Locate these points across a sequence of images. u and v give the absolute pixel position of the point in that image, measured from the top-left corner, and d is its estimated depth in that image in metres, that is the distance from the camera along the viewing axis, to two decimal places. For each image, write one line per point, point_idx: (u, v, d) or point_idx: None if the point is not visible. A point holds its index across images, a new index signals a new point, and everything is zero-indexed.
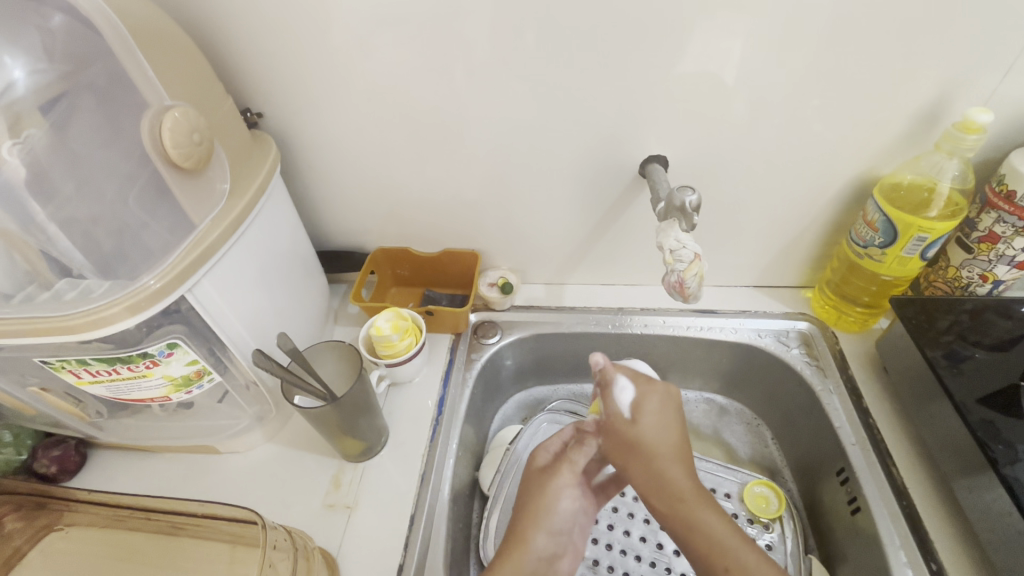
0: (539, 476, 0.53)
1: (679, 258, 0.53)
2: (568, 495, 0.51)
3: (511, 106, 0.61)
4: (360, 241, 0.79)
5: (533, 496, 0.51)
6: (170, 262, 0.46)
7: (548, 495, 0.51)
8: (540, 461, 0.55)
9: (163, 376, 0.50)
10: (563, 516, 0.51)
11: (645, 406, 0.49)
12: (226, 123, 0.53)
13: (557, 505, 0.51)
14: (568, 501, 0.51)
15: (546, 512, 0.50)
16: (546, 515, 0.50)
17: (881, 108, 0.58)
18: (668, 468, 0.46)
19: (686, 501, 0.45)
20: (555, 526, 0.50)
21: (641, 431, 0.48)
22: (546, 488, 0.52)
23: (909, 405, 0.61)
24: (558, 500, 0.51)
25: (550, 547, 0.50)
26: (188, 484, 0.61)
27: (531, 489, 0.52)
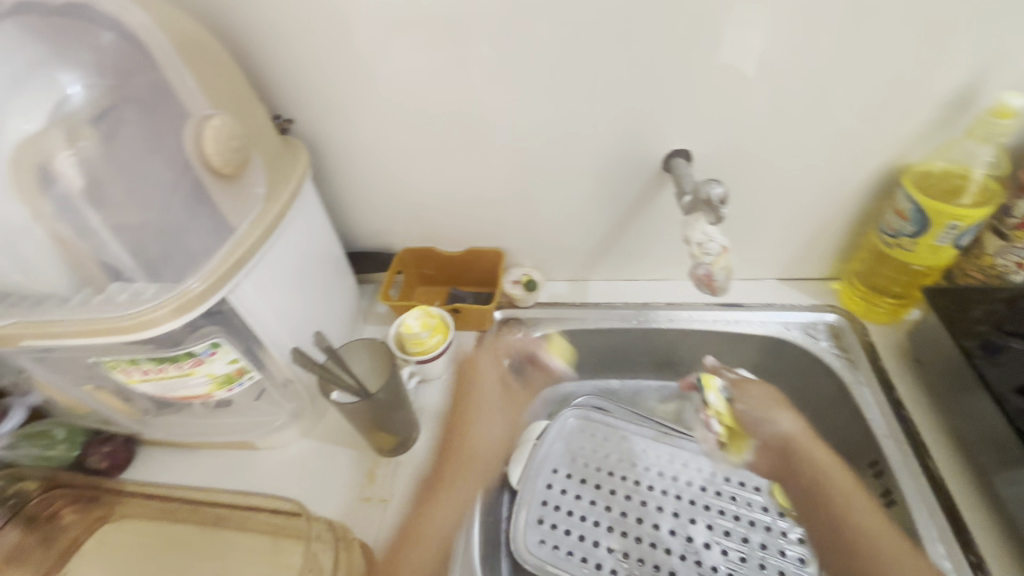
0: (477, 362, 0.70)
1: (706, 251, 0.53)
2: (500, 413, 0.67)
3: (533, 104, 0.62)
4: (386, 242, 0.81)
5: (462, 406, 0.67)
6: (213, 264, 0.48)
7: (489, 409, 0.67)
8: (468, 423, 0.65)
9: (207, 374, 0.52)
10: (489, 437, 0.65)
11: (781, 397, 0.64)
12: (258, 130, 0.54)
13: (483, 383, 0.69)
14: (493, 426, 0.66)
15: (478, 412, 0.66)
16: (477, 425, 0.65)
17: (910, 94, 0.57)
18: (786, 422, 0.62)
19: (811, 448, 0.59)
20: (488, 441, 0.65)
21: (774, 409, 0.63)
22: (474, 385, 0.68)
23: (945, 395, 0.60)
24: (481, 391, 0.68)
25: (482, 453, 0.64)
26: (229, 478, 0.64)
27: (464, 392, 0.68)
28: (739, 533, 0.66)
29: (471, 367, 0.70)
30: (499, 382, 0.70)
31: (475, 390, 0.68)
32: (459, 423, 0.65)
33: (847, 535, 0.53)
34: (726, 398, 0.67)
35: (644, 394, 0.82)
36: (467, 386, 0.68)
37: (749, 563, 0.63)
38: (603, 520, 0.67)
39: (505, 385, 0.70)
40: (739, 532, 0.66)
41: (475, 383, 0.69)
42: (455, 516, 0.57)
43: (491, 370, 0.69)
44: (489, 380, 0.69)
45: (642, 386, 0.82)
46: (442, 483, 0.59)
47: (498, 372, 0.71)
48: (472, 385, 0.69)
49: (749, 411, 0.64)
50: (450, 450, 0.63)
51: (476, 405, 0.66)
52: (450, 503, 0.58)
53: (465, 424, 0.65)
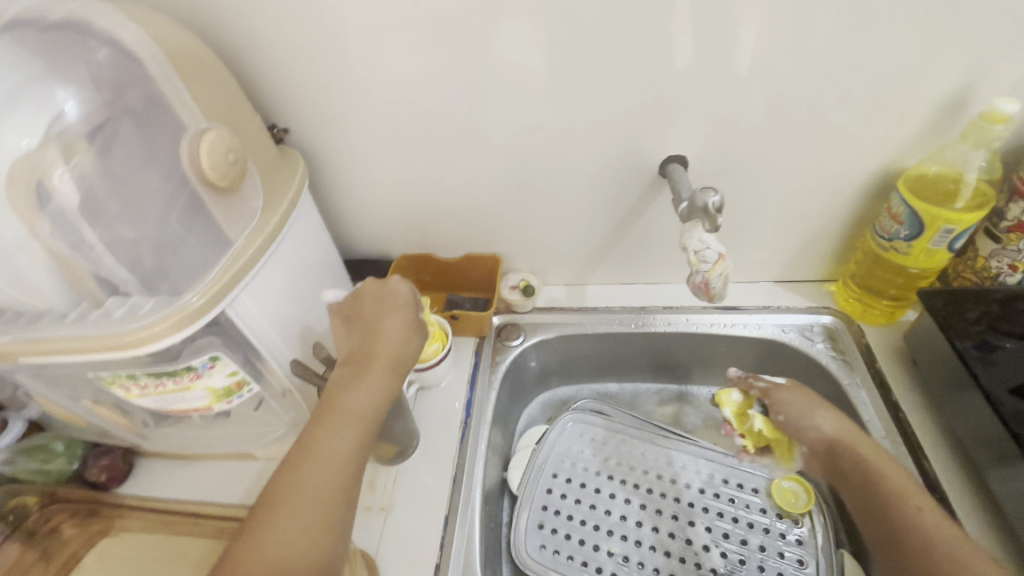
0: (377, 295, 0.60)
1: (704, 259, 0.53)
2: (393, 329, 0.57)
3: (529, 111, 0.62)
4: (383, 248, 0.81)
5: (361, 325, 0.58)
6: (212, 277, 0.48)
7: (388, 315, 0.58)
8: (379, 324, 0.58)
9: (206, 388, 0.52)
10: (386, 339, 0.57)
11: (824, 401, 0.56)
12: (255, 141, 0.54)
13: (385, 320, 0.58)
14: (394, 329, 0.57)
15: (374, 323, 0.58)
16: (381, 326, 0.57)
17: (904, 98, 0.57)
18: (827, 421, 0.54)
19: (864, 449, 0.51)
20: (391, 346, 0.56)
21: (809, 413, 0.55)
22: (379, 313, 0.59)
23: (940, 395, 0.60)
24: (379, 328, 0.57)
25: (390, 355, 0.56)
26: (229, 489, 0.64)
27: (361, 327, 0.58)
28: (737, 535, 0.66)
29: (381, 286, 0.61)
30: (404, 335, 0.57)
31: (385, 316, 0.58)
32: (368, 315, 0.59)
33: (908, 535, 0.46)
34: (762, 414, 0.60)
35: (643, 397, 0.82)
36: (372, 307, 0.59)
37: (748, 565, 0.63)
38: (603, 524, 0.68)
39: (407, 338, 0.57)
40: (738, 534, 0.66)
41: (383, 316, 0.58)
42: (342, 434, 0.50)
43: (405, 291, 0.61)
44: (393, 310, 0.59)
45: (641, 389, 0.83)
46: (352, 377, 0.54)
47: (405, 326, 0.59)
48: (384, 308, 0.59)
49: (789, 421, 0.56)
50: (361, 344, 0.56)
51: (377, 320, 0.58)
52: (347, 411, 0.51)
53: (374, 328, 0.57)
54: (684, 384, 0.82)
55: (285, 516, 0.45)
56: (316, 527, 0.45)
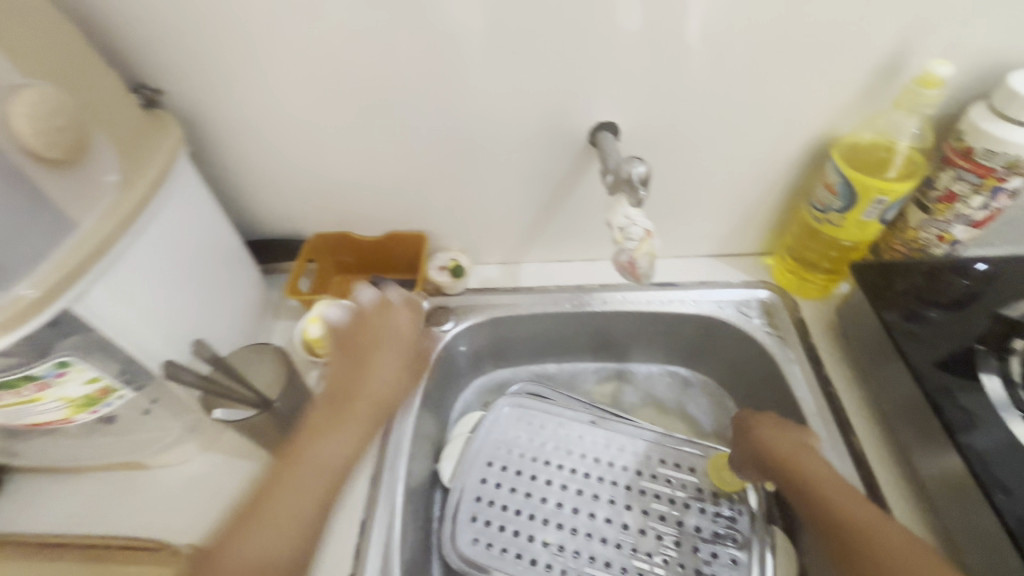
0: (379, 323, 0.62)
1: (630, 236, 0.49)
2: (392, 364, 0.61)
3: (443, 73, 0.56)
4: (296, 227, 0.73)
5: (360, 345, 0.60)
6: (49, 269, 0.40)
7: (387, 327, 0.63)
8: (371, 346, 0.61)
9: (58, 398, 0.44)
10: (385, 363, 0.61)
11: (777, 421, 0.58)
12: (107, 105, 0.45)
13: (380, 355, 0.61)
14: (390, 352, 0.62)
15: (373, 344, 0.61)
16: (378, 362, 0.61)
17: (840, 62, 0.54)
18: (779, 440, 0.56)
19: (810, 462, 0.52)
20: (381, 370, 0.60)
21: (757, 435, 0.57)
22: (377, 342, 0.62)
23: (869, 369, 0.60)
24: (379, 357, 0.61)
25: (388, 393, 0.60)
26: (115, 504, 0.56)
27: (354, 351, 0.61)
28: (674, 517, 0.64)
29: (381, 309, 0.64)
30: (399, 373, 0.62)
31: (383, 335, 0.62)
32: (366, 333, 0.61)
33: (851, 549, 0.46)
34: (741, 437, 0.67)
35: (581, 377, 0.79)
36: (368, 343, 0.61)
37: (683, 547, 0.62)
38: (538, 513, 0.65)
39: (400, 378, 0.62)
40: (674, 515, 0.65)
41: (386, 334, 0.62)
42: (343, 445, 0.55)
43: (406, 329, 0.64)
44: (394, 324, 0.64)
45: (580, 369, 0.80)
46: (357, 391, 0.58)
47: (399, 363, 0.62)
48: (389, 316, 0.64)
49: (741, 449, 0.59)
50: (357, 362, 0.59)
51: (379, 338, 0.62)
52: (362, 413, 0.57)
53: (368, 356, 0.60)
54: (623, 362, 0.79)
55: (278, 504, 0.50)
56: (295, 533, 0.50)
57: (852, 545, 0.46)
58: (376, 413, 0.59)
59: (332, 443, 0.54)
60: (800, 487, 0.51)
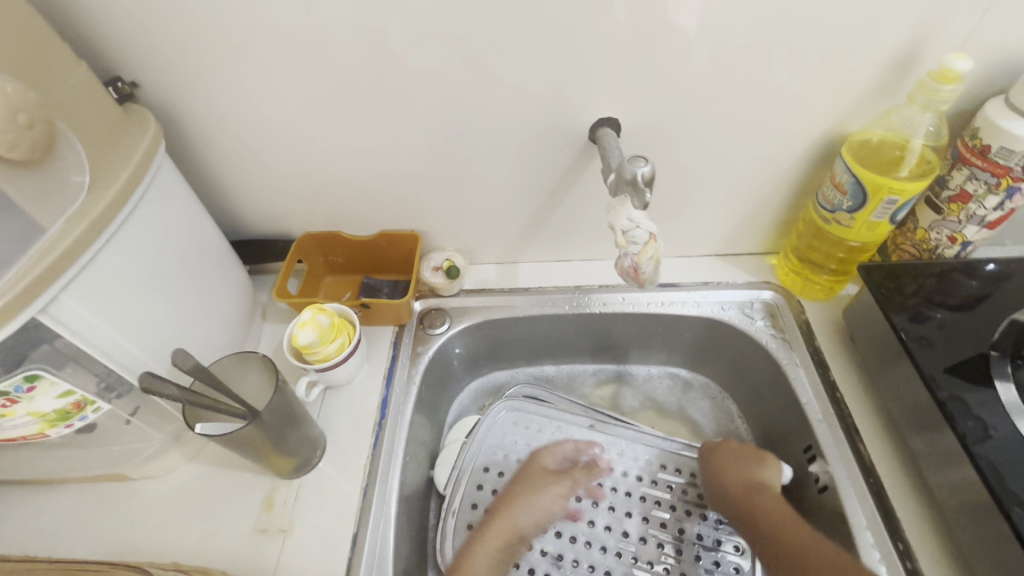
0: (548, 489, 0.62)
1: (633, 240, 0.46)
2: (548, 502, 0.62)
3: (435, 67, 0.53)
4: (284, 226, 0.70)
5: (523, 488, 0.62)
6: (11, 276, 0.37)
7: (543, 490, 0.62)
8: (519, 519, 0.60)
9: (29, 413, 0.42)
10: (543, 512, 0.62)
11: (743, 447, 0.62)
12: (78, 100, 0.42)
13: (534, 505, 0.61)
14: (554, 501, 0.62)
15: (530, 501, 0.61)
16: (532, 504, 0.61)
17: (851, 55, 0.52)
18: (748, 472, 0.59)
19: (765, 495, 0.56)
20: (540, 517, 0.61)
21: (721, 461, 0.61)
22: (534, 494, 0.62)
23: (877, 373, 0.58)
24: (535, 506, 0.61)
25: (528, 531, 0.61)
26: (97, 516, 0.54)
27: (521, 491, 0.62)
28: (675, 524, 0.63)
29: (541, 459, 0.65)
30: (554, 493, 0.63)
31: (543, 492, 0.62)
32: (526, 502, 0.61)
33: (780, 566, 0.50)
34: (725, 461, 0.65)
35: (580, 379, 0.78)
36: (521, 488, 0.62)
37: (684, 555, 0.61)
38: None
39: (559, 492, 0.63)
40: (675, 522, 0.63)
41: (551, 481, 0.63)
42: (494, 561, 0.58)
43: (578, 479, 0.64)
44: (561, 485, 0.63)
45: (578, 371, 0.78)
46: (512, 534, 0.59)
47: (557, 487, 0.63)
48: (549, 479, 0.63)
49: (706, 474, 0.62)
50: (510, 524, 0.60)
51: (538, 495, 0.62)
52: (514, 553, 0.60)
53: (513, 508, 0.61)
54: (623, 364, 0.77)
55: None
56: None
57: (790, 556, 0.49)
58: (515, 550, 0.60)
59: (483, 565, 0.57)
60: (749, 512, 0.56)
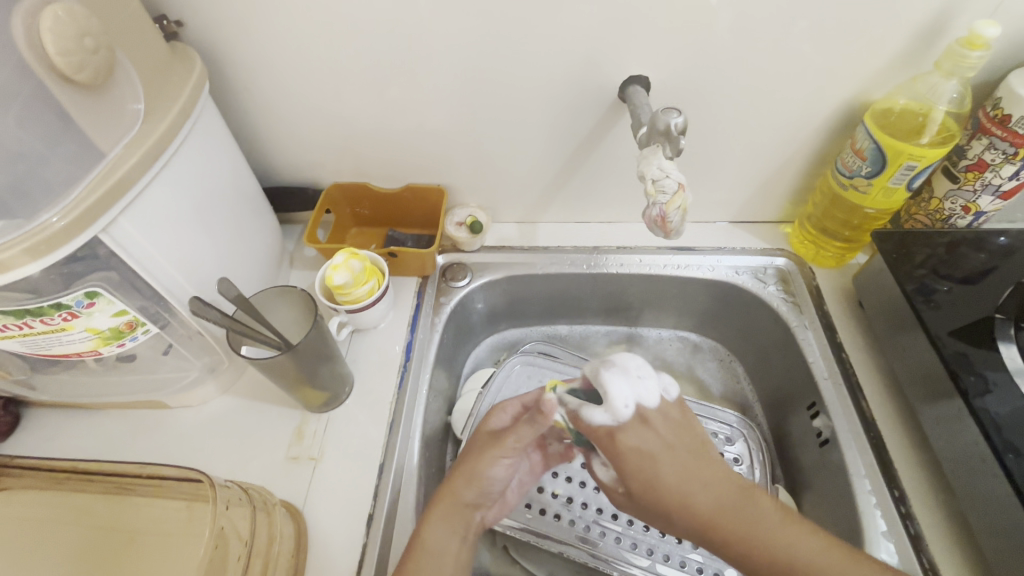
0: (489, 455, 0.50)
1: (662, 189, 0.49)
2: (502, 464, 0.51)
3: (471, 18, 0.54)
4: (313, 177, 0.72)
5: (466, 460, 0.51)
6: (77, 196, 0.40)
7: (481, 462, 0.50)
8: (466, 494, 0.50)
9: (86, 329, 0.44)
10: (494, 481, 0.51)
11: (647, 423, 0.43)
12: (131, 31, 0.44)
13: (489, 468, 0.50)
14: (500, 468, 0.51)
15: (477, 476, 0.50)
16: (482, 468, 0.50)
17: (882, 22, 0.53)
18: (684, 476, 0.42)
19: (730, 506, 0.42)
20: (488, 489, 0.51)
21: (625, 451, 0.42)
22: (484, 454, 0.51)
23: (883, 337, 0.61)
24: (491, 466, 0.50)
25: (479, 499, 0.51)
26: (137, 441, 0.57)
27: (473, 451, 0.52)
28: None
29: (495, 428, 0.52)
30: (518, 448, 0.51)
31: (487, 460, 0.50)
32: (470, 477, 0.50)
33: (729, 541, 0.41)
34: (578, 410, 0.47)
35: (592, 339, 0.80)
36: (472, 457, 0.51)
37: None
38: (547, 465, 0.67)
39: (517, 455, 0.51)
40: None
41: (495, 448, 0.51)
42: (456, 530, 0.49)
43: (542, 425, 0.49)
44: (504, 452, 0.50)
45: (590, 331, 0.81)
46: (463, 509, 0.50)
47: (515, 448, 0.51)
48: (491, 450, 0.50)
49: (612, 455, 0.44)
50: (457, 501, 0.50)
51: (478, 467, 0.50)
52: (476, 519, 0.52)
53: (466, 471, 0.50)
54: (634, 326, 0.80)
55: None
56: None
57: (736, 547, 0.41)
58: (472, 520, 0.51)
59: (447, 540, 0.48)
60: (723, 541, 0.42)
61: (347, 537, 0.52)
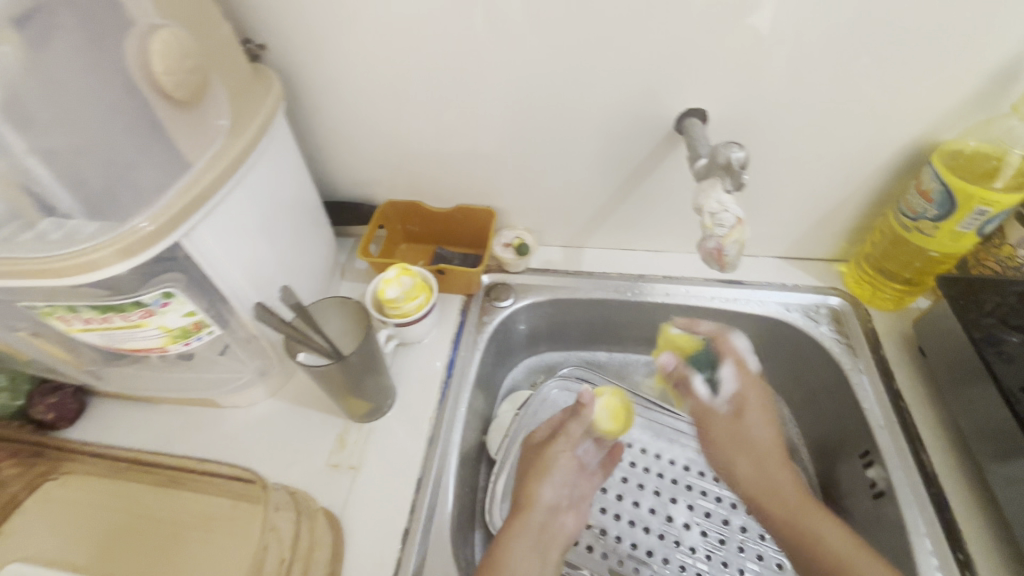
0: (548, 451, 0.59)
1: (719, 222, 0.49)
2: (564, 457, 0.59)
3: (533, 47, 0.55)
4: (369, 193, 0.75)
5: (533, 466, 0.59)
6: (163, 204, 0.42)
7: (543, 460, 0.59)
8: (540, 495, 0.57)
9: (159, 326, 0.47)
10: (562, 474, 0.59)
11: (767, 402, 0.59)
12: (224, 54, 0.47)
13: (554, 465, 0.59)
14: (564, 461, 0.59)
15: (546, 471, 0.58)
16: (545, 470, 0.58)
17: (954, 64, 0.51)
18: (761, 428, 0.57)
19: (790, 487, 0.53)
20: (557, 486, 0.58)
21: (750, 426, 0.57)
22: (544, 457, 0.59)
23: (946, 388, 0.58)
24: (554, 462, 0.59)
25: (554, 502, 0.58)
26: (188, 436, 0.60)
27: (531, 459, 0.60)
28: (720, 515, 0.64)
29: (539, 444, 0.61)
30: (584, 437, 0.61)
31: (548, 460, 0.59)
32: (539, 476, 0.58)
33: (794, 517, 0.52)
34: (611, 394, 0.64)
35: (631, 368, 0.79)
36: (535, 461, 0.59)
37: (727, 545, 0.62)
38: None
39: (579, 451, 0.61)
40: (720, 513, 0.64)
41: (551, 446, 0.59)
42: (532, 546, 0.54)
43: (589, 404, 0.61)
44: (561, 449, 0.59)
45: (630, 360, 0.79)
46: (538, 511, 0.56)
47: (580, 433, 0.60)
48: (550, 448, 0.59)
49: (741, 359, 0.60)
50: (531, 512, 0.56)
51: (540, 466, 0.58)
52: (556, 524, 0.57)
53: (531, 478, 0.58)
54: None
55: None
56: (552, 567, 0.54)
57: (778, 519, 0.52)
58: (548, 530, 0.56)
59: (524, 550, 0.52)
60: (778, 520, 0.52)
61: (381, 550, 0.51)
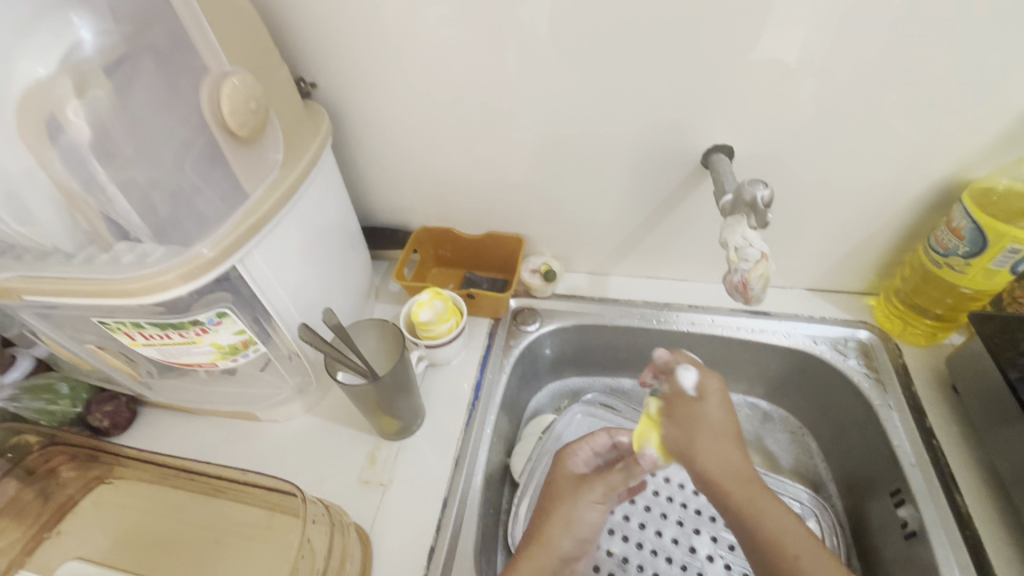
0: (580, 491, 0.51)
1: (744, 257, 0.50)
2: (596, 509, 0.51)
3: (564, 86, 0.58)
4: (404, 219, 0.78)
5: (558, 506, 0.51)
6: (224, 232, 0.46)
7: (576, 507, 0.51)
8: (559, 546, 0.50)
9: (211, 343, 0.50)
10: (587, 527, 0.51)
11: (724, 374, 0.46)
12: (280, 94, 0.52)
13: (584, 512, 0.51)
14: (595, 513, 0.51)
15: (571, 522, 0.50)
16: (570, 513, 0.51)
17: (981, 104, 0.52)
18: (717, 420, 0.42)
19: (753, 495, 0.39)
20: (580, 536, 0.51)
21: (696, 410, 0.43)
22: (573, 498, 0.51)
23: (982, 428, 0.56)
24: (583, 512, 0.51)
25: (571, 550, 0.51)
26: (230, 448, 0.63)
27: (556, 492, 0.53)
28: None
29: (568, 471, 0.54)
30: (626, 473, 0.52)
31: (580, 508, 0.51)
32: (564, 528, 0.50)
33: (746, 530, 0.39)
34: None
35: None
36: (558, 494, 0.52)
37: None
38: None
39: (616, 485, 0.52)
40: None
41: (582, 494, 0.51)
42: None
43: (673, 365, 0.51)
44: (595, 496, 0.51)
45: None
46: (557, 559, 0.50)
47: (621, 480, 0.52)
48: (582, 497, 0.51)
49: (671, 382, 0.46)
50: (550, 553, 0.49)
51: (567, 513, 0.51)
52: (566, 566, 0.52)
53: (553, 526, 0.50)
54: None
55: None
56: None
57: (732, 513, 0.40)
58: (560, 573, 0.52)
59: None
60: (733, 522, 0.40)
61: (407, 567, 0.53)
